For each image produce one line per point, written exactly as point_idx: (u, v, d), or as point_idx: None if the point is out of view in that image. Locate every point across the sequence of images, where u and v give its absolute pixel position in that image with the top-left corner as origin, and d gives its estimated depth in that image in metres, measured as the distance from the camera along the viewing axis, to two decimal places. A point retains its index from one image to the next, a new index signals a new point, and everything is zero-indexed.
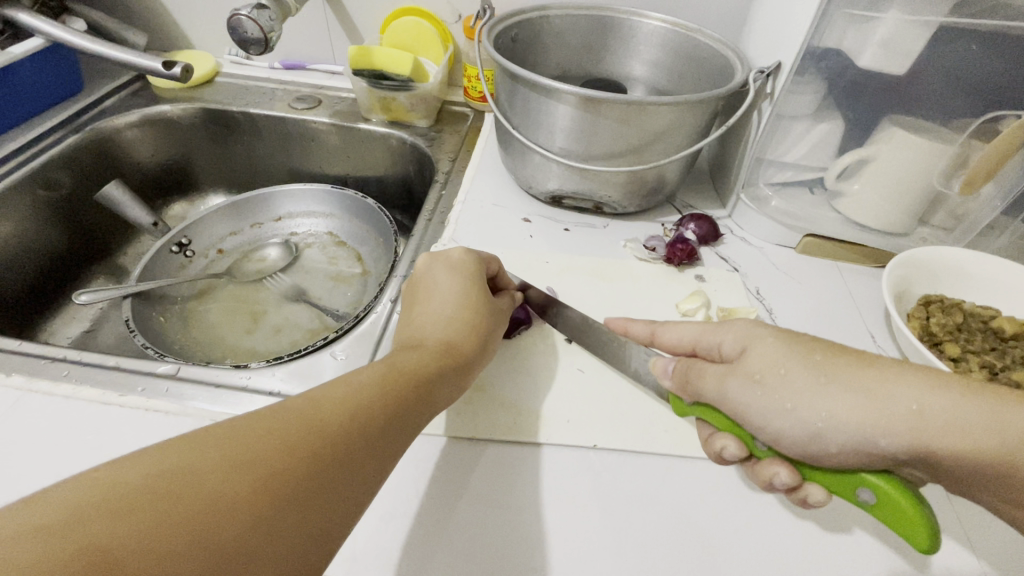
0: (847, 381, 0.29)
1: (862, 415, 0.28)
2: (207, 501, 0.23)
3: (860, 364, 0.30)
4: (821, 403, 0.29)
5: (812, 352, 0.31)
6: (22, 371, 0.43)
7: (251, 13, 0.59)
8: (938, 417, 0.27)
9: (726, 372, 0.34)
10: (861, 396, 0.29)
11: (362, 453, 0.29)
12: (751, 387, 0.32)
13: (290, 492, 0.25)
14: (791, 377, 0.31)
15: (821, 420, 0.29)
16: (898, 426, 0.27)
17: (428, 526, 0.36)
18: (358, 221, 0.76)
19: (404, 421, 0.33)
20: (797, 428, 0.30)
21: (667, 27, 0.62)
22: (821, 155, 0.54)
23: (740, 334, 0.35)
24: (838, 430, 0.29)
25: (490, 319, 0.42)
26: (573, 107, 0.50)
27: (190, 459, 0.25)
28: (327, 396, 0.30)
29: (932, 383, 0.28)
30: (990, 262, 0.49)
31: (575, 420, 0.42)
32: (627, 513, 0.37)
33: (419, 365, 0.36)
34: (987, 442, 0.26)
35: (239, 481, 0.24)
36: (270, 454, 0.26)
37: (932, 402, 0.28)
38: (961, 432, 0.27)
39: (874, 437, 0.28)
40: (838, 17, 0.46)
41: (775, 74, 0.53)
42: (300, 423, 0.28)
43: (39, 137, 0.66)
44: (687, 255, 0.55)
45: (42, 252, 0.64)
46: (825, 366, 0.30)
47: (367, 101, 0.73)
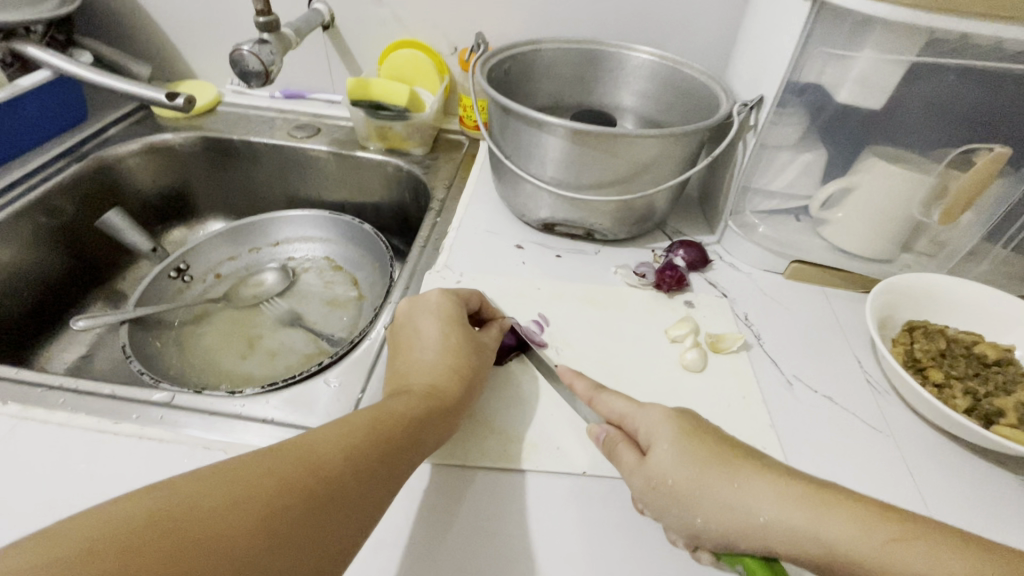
0: (715, 491, 0.33)
1: (724, 524, 0.32)
2: (210, 539, 0.24)
3: (727, 474, 0.33)
4: (693, 511, 0.33)
5: (694, 459, 0.34)
6: (18, 399, 0.43)
7: (253, 47, 0.61)
8: (779, 526, 0.31)
9: (635, 467, 0.36)
10: (722, 510, 0.33)
11: (356, 495, 0.30)
12: (646, 489, 0.35)
13: (285, 533, 0.26)
14: (675, 486, 0.34)
15: (695, 524, 0.33)
16: (748, 538, 0.32)
17: (417, 554, 0.36)
18: (354, 246, 0.77)
19: (396, 459, 0.33)
20: (680, 527, 0.34)
21: (656, 60, 0.64)
22: (805, 184, 0.55)
23: (651, 426, 0.37)
24: (707, 531, 0.33)
25: (475, 360, 0.43)
26: (562, 139, 0.52)
27: (194, 496, 0.26)
28: (323, 437, 0.31)
29: (779, 497, 0.32)
30: (972, 288, 0.50)
31: (566, 447, 0.43)
32: (616, 539, 0.37)
33: (410, 407, 0.37)
34: (817, 551, 0.30)
35: (238, 521, 0.25)
36: (269, 493, 0.27)
37: (772, 510, 0.31)
38: (795, 544, 0.31)
39: (733, 543, 0.32)
40: (817, 54, 0.48)
41: (758, 106, 0.55)
42: (297, 461, 0.29)
43: (42, 165, 0.68)
44: (676, 281, 0.56)
45: (40, 278, 0.65)
46: (702, 474, 0.34)
47: (364, 130, 0.75)
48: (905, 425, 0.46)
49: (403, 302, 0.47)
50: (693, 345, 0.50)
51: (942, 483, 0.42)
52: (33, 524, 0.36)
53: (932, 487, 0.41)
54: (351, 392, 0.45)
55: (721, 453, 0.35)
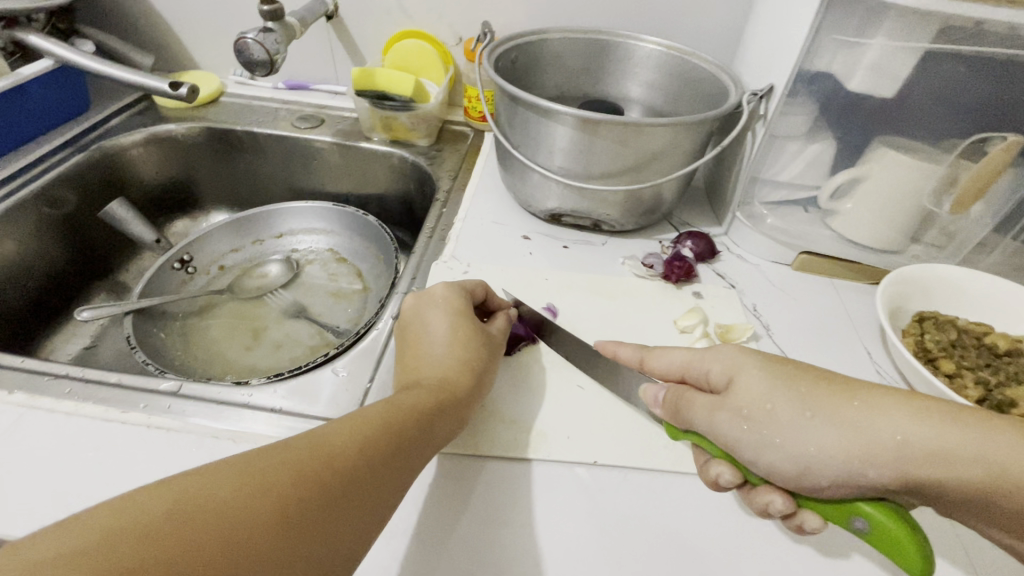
0: (832, 414, 0.31)
1: (851, 449, 0.30)
2: (225, 528, 0.24)
3: (842, 396, 0.32)
4: (809, 438, 0.31)
5: (796, 385, 0.33)
6: (24, 388, 0.43)
7: (257, 35, 0.60)
8: (919, 443, 0.29)
9: (715, 404, 0.35)
10: (846, 430, 0.30)
11: (368, 485, 0.30)
12: (738, 422, 0.33)
13: (299, 522, 0.26)
14: (777, 412, 0.32)
15: (809, 454, 0.31)
16: (884, 459, 0.29)
17: (427, 543, 0.36)
18: (359, 238, 0.77)
19: (408, 452, 0.33)
20: (788, 463, 0.32)
21: (663, 50, 0.63)
22: (815, 174, 0.55)
23: (728, 362, 0.36)
24: (828, 462, 0.30)
25: (484, 353, 0.43)
26: (571, 128, 0.51)
27: (209, 484, 0.26)
28: (334, 428, 0.31)
29: (914, 413, 0.30)
30: (982, 279, 0.50)
31: (576, 436, 0.42)
32: (626, 529, 0.37)
33: (420, 400, 0.36)
34: (973, 467, 0.28)
35: (252, 510, 0.25)
36: (281, 484, 0.27)
37: (908, 427, 0.30)
38: (943, 459, 0.29)
39: (862, 469, 0.30)
40: (828, 42, 0.48)
41: (768, 96, 0.54)
42: (310, 452, 0.29)
43: (44, 155, 0.67)
44: (684, 271, 0.56)
45: (44, 268, 0.65)
46: (808, 399, 0.32)
47: (369, 121, 0.74)
48: None
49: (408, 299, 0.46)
50: (702, 336, 0.50)
51: None
52: (41, 513, 0.36)
53: None
54: (359, 381, 0.45)
55: (827, 378, 0.33)
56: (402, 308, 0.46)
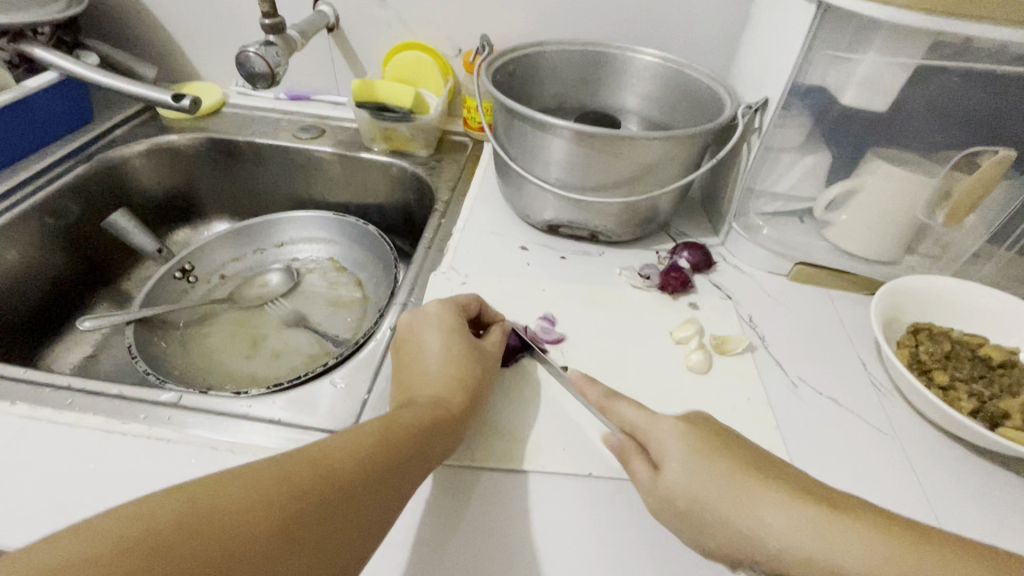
0: (727, 506, 0.33)
1: (736, 543, 0.32)
2: (231, 541, 0.25)
3: (742, 491, 0.33)
4: (702, 523, 0.34)
5: (704, 472, 0.35)
6: (26, 399, 0.43)
7: (259, 49, 0.61)
8: (784, 547, 0.30)
9: (645, 479, 0.37)
10: (731, 523, 0.32)
11: (367, 502, 0.30)
12: (659, 502, 0.36)
13: (300, 536, 0.27)
14: (686, 499, 0.35)
15: (706, 538, 0.34)
16: (755, 554, 0.31)
17: (422, 554, 0.36)
18: (359, 247, 0.78)
19: (406, 469, 0.34)
20: (696, 541, 0.35)
21: (660, 63, 0.64)
22: (809, 186, 0.56)
23: (661, 441, 0.37)
24: (716, 546, 0.33)
25: (479, 370, 0.43)
26: (567, 141, 0.52)
27: (217, 496, 0.26)
28: (334, 444, 0.32)
29: (787, 516, 0.31)
30: (975, 290, 0.50)
31: (571, 448, 0.43)
32: (622, 540, 0.38)
33: (417, 417, 0.37)
34: None
35: (258, 522, 0.26)
36: (285, 497, 0.27)
37: (787, 531, 0.31)
38: (802, 563, 0.30)
39: (742, 558, 0.32)
40: (822, 56, 0.48)
41: (762, 109, 0.55)
42: (313, 467, 0.29)
43: (48, 166, 0.68)
44: (680, 282, 0.56)
45: (46, 278, 0.65)
46: (715, 489, 0.34)
47: (369, 132, 0.75)
48: (910, 426, 0.46)
49: (405, 313, 0.47)
50: (698, 347, 0.50)
51: (947, 483, 0.42)
52: (41, 524, 0.36)
53: (940, 490, 0.41)
54: (358, 392, 0.45)
55: (733, 468, 0.34)
56: (399, 322, 0.46)
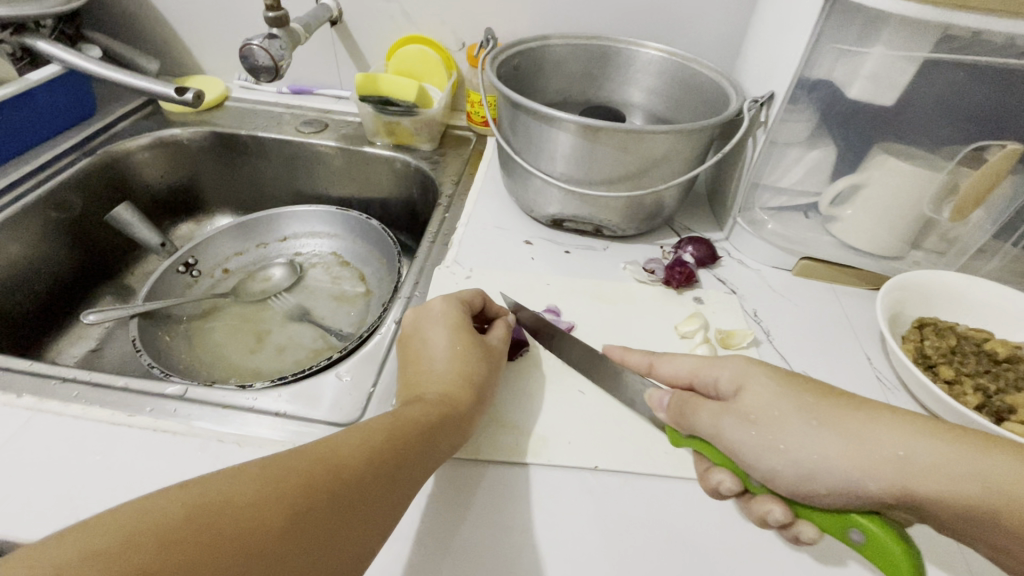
0: (837, 423, 0.32)
1: (851, 455, 0.31)
2: (241, 538, 0.25)
3: (850, 410, 0.33)
4: (811, 444, 0.32)
5: (805, 395, 0.34)
6: (32, 392, 0.43)
7: (262, 42, 0.61)
8: (918, 461, 0.29)
9: (721, 410, 0.36)
10: (850, 439, 0.31)
11: (375, 498, 0.30)
12: (743, 428, 0.34)
13: (310, 529, 0.27)
14: (785, 419, 0.33)
15: (812, 460, 0.31)
16: (884, 469, 0.30)
17: (426, 547, 0.36)
18: (362, 242, 0.77)
19: (414, 466, 0.33)
20: (790, 468, 0.32)
21: (665, 57, 0.64)
22: (815, 181, 0.55)
23: (738, 374, 0.37)
24: (828, 469, 0.31)
25: (485, 367, 0.43)
26: (573, 134, 0.52)
27: (226, 493, 0.26)
28: (343, 439, 0.31)
29: (915, 430, 0.31)
30: (981, 285, 0.50)
31: (576, 442, 0.43)
32: (627, 534, 0.38)
33: (424, 414, 0.36)
34: (969, 485, 0.29)
35: (267, 519, 0.26)
36: (293, 494, 0.27)
37: (912, 444, 0.30)
38: (939, 476, 0.29)
39: (862, 480, 0.30)
40: (829, 50, 0.48)
41: (768, 103, 0.55)
42: (320, 464, 0.29)
43: (52, 160, 0.68)
44: (685, 277, 0.56)
45: (49, 271, 0.65)
46: (816, 409, 0.33)
47: (372, 126, 0.75)
48: None
49: (408, 311, 0.47)
50: (702, 342, 0.50)
51: None
52: (47, 515, 0.36)
53: None
54: (363, 386, 0.45)
55: (837, 394, 0.34)
56: (403, 321, 0.46)
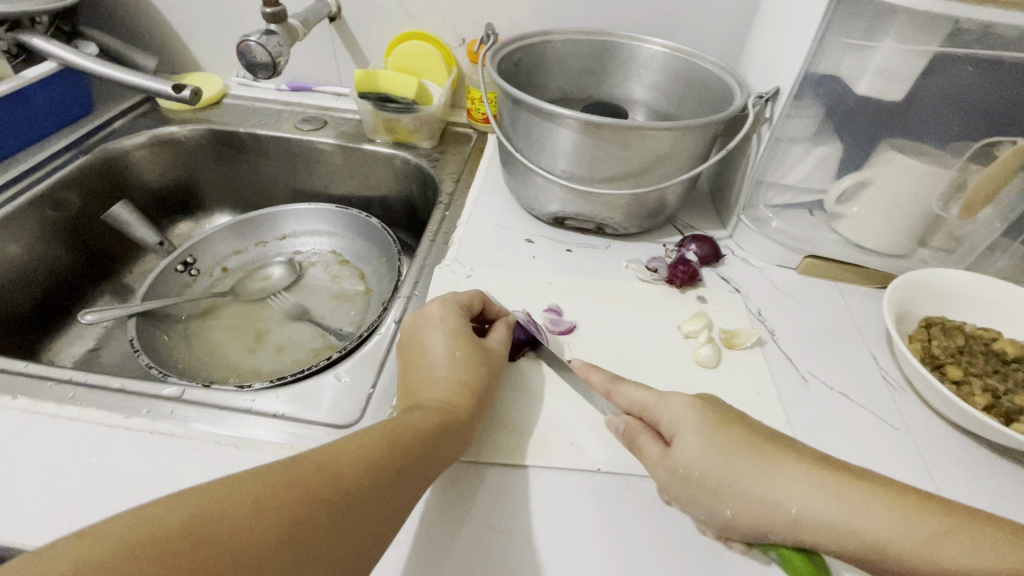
0: (744, 479, 0.33)
1: (752, 512, 0.32)
2: (241, 547, 0.24)
3: (755, 462, 0.33)
4: (723, 499, 0.33)
5: (721, 446, 0.35)
6: (27, 393, 0.43)
7: (260, 38, 0.60)
8: (808, 517, 0.31)
9: (659, 458, 0.37)
10: (755, 496, 0.32)
11: (374, 507, 0.30)
12: (674, 478, 0.35)
13: (309, 539, 0.26)
14: (703, 474, 0.34)
15: (727, 512, 0.33)
16: (779, 526, 0.31)
17: (426, 551, 0.36)
18: (362, 241, 0.77)
19: (414, 474, 0.33)
20: (711, 515, 0.34)
21: (668, 52, 0.63)
22: (820, 178, 0.55)
23: (674, 416, 0.37)
24: (739, 520, 0.33)
25: (485, 373, 0.42)
26: (574, 131, 0.51)
27: (224, 503, 0.26)
28: (341, 449, 0.31)
29: (809, 484, 0.32)
30: (990, 284, 0.49)
31: (579, 443, 0.42)
32: (631, 538, 0.37)
33: (422, 422, 0.36)
34: (849, 541, 0.30)
35: (266, 527, 0.25)
36: (292, 503, 0.27)
37: (806, 501, 0.31)
38: (827, 532, 0.30)
39: (765, 531, 0.32)
40: (835, 45, 0.47)
41: (773, 99, 0.54)
42: (318, 474, 0.29)
43: (49, 158, 0.67)
44: (689, 276, 0.55)
45: (46, 270, 0.65)
46: (729, 463, 0.34)
47: (371, 123, 0.74)
48: (922, 422, 0.45)
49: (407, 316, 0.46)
50: (707, 341, 0.49)
51: (961, 480, 0.41)
52: (41, 520, 0.35)
53: (953, 487, 0.41)
54: (363, 386, 0.45)
55: (750, 443, 0.34)
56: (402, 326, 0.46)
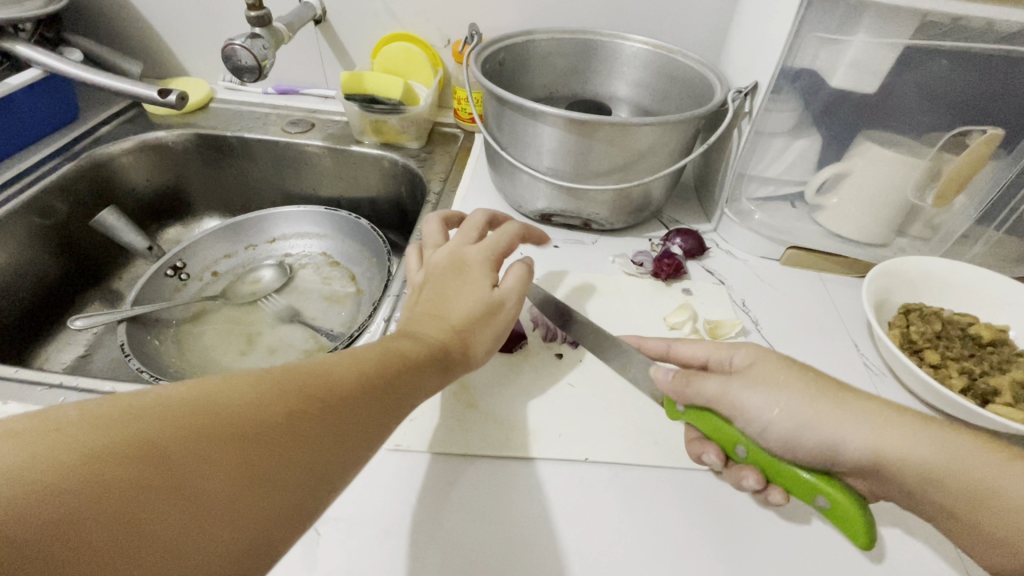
0: (828, 405, 0.32)
1: (836, 433, 0.31)
2: (238, 424, 0.24)
3: (840, 396, 0.32)
4: (803, 421, 0.32)
5: (802, 380, 0.33)
6: (18, 398, 0.43)
7: (245, 42, 0.60)
8: (887, 445, 0.30)
9: (730, 386, 0.35)
10: (838, 420, 0.31)
11: (371, 409, 0.29)
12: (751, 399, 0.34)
13: (302, 423, 0.25)
14: (784, 397, 0.33)
15: (801, 431, 0.32)
16: (857, 446, 0.31)
17: (417, 540, 0.36)
18: (351, 241, 0.77)
19: (405, 390, 0.32)
20: (784, 436, 0.33)
21: (650, 49, 0.64)
22: (801, 170, 0.56)
23: (748, 355, 0.36)
24: (817, 441, 0.32)
25: (461, 298, 0.41)
26: (557, 128, 0.51)
27: (222, 385, 0.25)
28: (336, 359, 0.30)
29: (886, 417, 0.31)
30: (964, 270, 0.51)
31: (567, 434, 0.43)
32: (619, 523, 0.38)
33: (413, 347, 0.35)
34: (927, 468, 0.30)
35: (262, 410, 0.25)
36: (288, 393, 0.26)
37: (889, 432, 0.31)
38: (905, 451, 0.30)
39: (838, 449, 0.31)
40: (810, 40, 0.48)
41: (752, 93, 0.55)
42: (317, 371, 0.28)
43: (36, 164, 0.68)
44: (674, 269, 0.56)
45: (35, 277, 0.65)
46: (812, 392, 0.33)
47: (359, 124, 0.75)
48: (902, 405, 0.46)
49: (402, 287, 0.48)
50: (691, 332, 0.50)
51: None
52: None
53: None
54: None
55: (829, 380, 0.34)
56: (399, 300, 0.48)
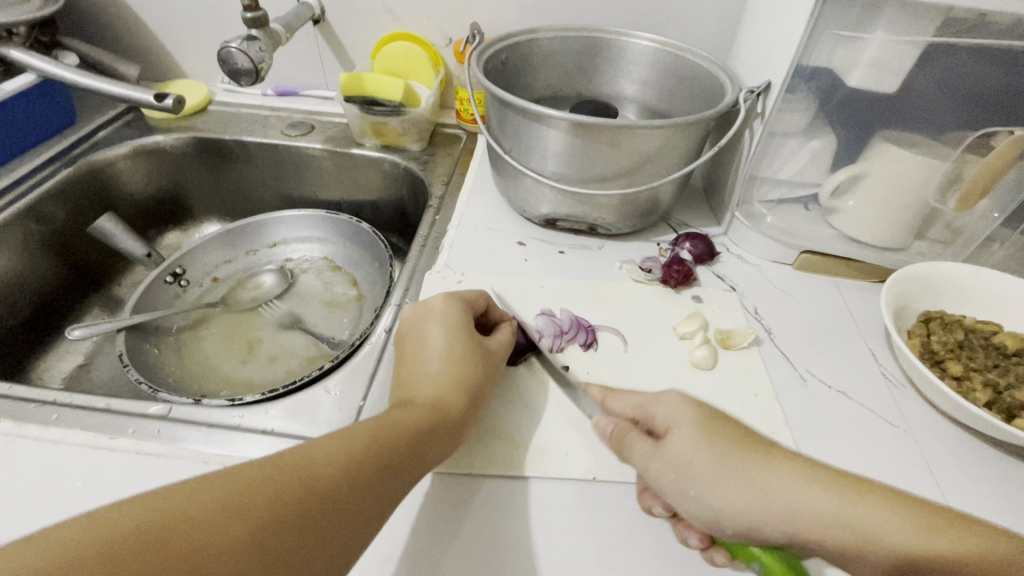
0: (741, 474, 0.31)
1: (751, 505, 0.30)
2: (198, 555, 0.23)
3: (753, 459, 0.32)
4: (717, 494, 0.31)
5: (716, 443, 0.33)
6: (11, 416, 0.42)
7: (241, 44, 0.59)
8: (807, 513, 0.29)
9: (651, 452, 0.34)
10: (754, 493, 0.30)
11: (350, 510, 0.29)
12: (665, 470, 0.33)
13: (269, 542, 0.25)
14: (697, 464, 0.32)
15: (714, 507, 0.31)
16: (778, 520, 0.29)
17: (417, 565, 0.35)
18: (353, 246, 0.76)
19: (396, 476, 0.32)
20: (702, 513, 0.31)
21: (658, 47, 0.62)
22: (815, 173, 0.54)
23: (669, 411, 0.36)
24: (731, 517, 0.30)
25: (483, 367, 0.42)
26: (563, 132, 0.50)
27: (185, 508, 0.25)
28: (316, 449, 0.30)
29: (807, 480, 0.30)
30: (989, 276, 0.49)
31: (574, 452, 0.41)
32: (627, 546, 0.36)
33: (413, 418, 0.36)
34: (843, 533, 0.28)
35: (228, 533, 0.24)
36: (257, 508, 0.26)
37: (805, 497, 0.29)
38: (823, 523, 0.29)
39: (757, 527, 0.30)
40: (826, 37, 0.46)
41: (765, 93, 0.52)
42: (293, 474, 0.28)
43: (33, 171, 0.67)
44: (683, 276, 0.55)
45: (33, 285, 0.64)
46: (725, 457, 0.32)
47: (359, 127, 0.74)
48: (922, 419, 0.44)
49: (409, 306, 0.45)
50: (703, 342, 0.49)
51: (960, 475, 0.41)
52: None
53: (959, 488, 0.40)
54: (353, 399, 0.44)
55: (747, 441, 0.33)
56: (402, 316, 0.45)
